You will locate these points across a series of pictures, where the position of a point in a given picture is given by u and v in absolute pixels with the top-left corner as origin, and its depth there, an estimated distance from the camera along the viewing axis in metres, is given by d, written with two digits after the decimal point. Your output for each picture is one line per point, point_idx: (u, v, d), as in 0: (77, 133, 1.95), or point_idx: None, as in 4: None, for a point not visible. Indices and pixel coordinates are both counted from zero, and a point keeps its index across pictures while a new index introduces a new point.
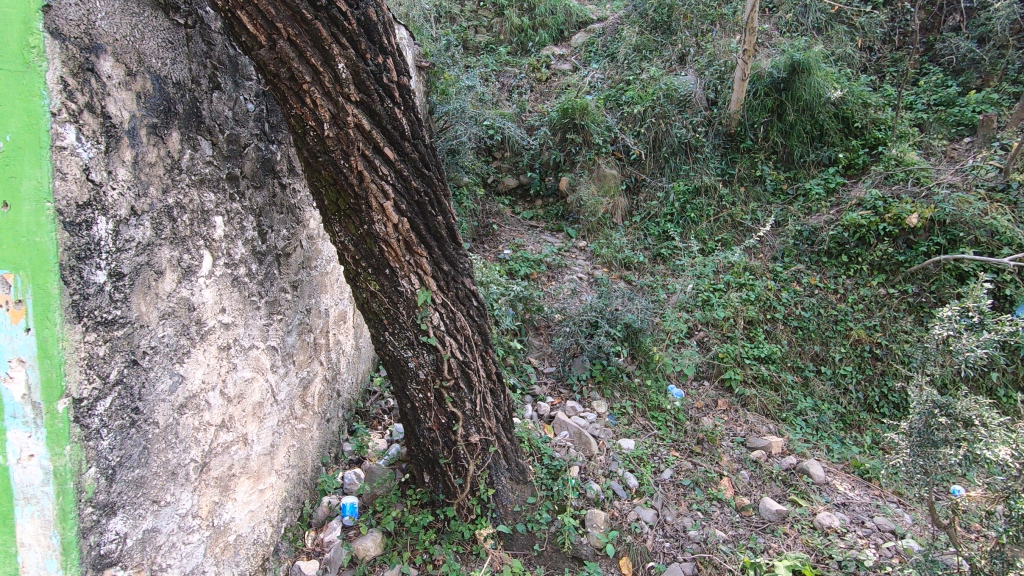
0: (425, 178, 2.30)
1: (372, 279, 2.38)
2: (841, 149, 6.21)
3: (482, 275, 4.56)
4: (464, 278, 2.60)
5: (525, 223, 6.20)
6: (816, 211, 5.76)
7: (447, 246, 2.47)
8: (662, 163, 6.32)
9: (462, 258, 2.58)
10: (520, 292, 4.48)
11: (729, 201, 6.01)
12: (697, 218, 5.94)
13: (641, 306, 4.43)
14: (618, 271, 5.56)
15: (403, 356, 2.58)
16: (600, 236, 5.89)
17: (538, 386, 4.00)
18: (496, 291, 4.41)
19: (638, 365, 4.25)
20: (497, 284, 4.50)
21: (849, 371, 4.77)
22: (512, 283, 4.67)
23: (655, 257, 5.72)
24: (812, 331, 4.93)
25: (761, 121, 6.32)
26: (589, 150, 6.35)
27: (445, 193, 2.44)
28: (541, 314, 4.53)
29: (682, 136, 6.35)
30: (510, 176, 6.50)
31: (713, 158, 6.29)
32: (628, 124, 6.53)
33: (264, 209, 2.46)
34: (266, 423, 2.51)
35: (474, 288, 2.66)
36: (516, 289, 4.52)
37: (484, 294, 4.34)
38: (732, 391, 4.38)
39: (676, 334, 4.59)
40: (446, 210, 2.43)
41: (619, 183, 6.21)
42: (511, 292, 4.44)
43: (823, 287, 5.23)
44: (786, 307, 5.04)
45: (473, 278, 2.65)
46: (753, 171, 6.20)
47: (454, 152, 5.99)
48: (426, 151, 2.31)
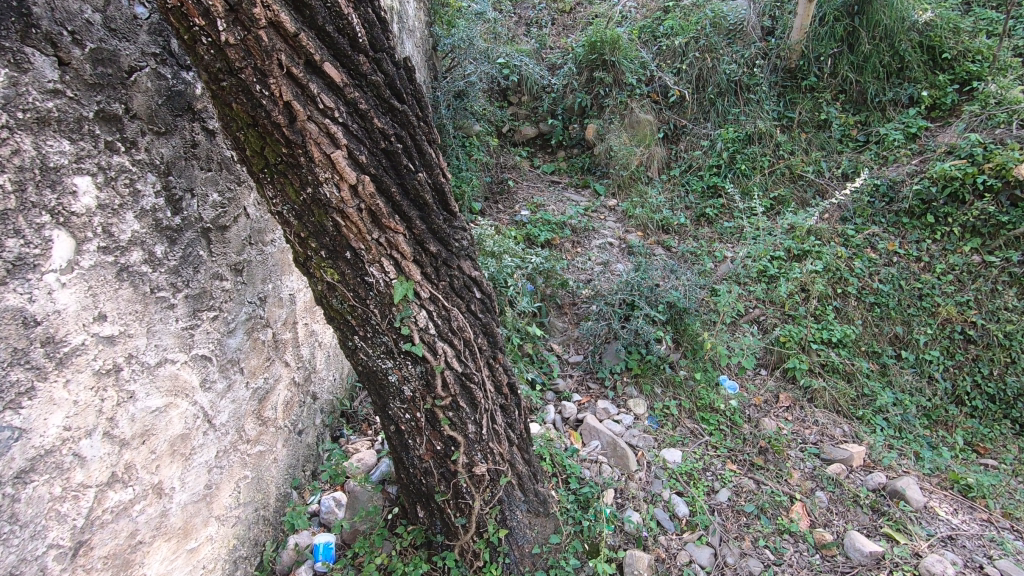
0: (396, 115, 1.52)
1: (328, 265, 1.66)
2: (926, 85, 5.18)
3: (496, 238, 3.77)
4: (462, 261, 1.85)
5: (546, 178, 5.42)
6: (893, 161, 4.84)
7: (436, 216, 1.71)
8: (707, 106, 5.37)
9: (459, 232, 1.83)
10: (541, 263, 3.73)
11: (788, 150, 5.08)
12: (749, 170, 5.03)
13: (686, 282, 3.68)
14: (654, 235, 4.77)
15: (380, 367, 1.89)
16: (632, 193, 5.10)
17: (562, 380, 3.29)
18: (513, 261, 3.63)
19: (683, 353, 3.49)
20: (513, 249, 3.73)
21: (937, 357, 3.99)
22: (531, 252, 3.90)
23: (698, 218, 4.90)
24: (893, 309, 4.09)
25: (828, 53, 5.26)
26: (620, 92, 5.47)
27: (429, 137, 1.66)
28: (568, 288, 3.79)
29: (732, 73, 5.37)
30: (528, 125, 5.68)
31: (769, 99, 5.30)
32: (666, 61, 5.57)
33: (175, 163, 1.72)
34: (195, 460, 1.85)
35: (476, 273, 1.91)
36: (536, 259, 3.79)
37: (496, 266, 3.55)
38: (795, 383, 3.64)
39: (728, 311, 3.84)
40: (432, 163, 1.66)
41: (655, 131, 5.34)
42: (531, 263, 3.69)
43: (904, 253, 4.37)
44: (860, 279, 4.19)
45: (474, 260, 1.90)
46: (817, 114, 5.22)
47: (462, 96, 5.00)
48: (396, 71, 1.52)
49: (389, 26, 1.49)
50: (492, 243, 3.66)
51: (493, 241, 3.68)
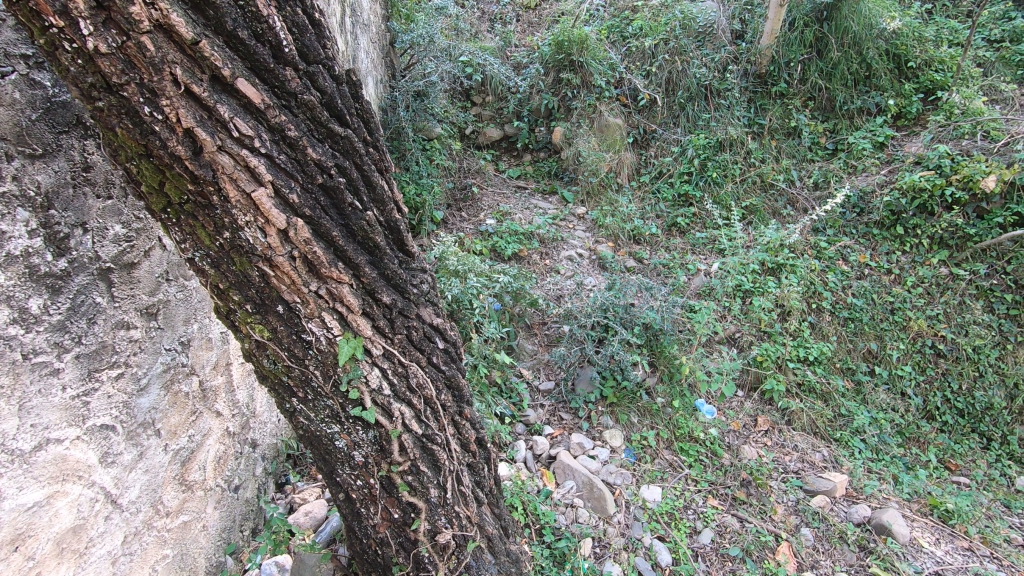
0: (337, 141, 1.23)
1: (255, 321, 1.35)
2: (892, 94, 5.16)
3: (461, 254, 3.48)
4: (422, 309, 1.57)
5: (512, 183, 5.22)
6: (862, 170, 4.80)
7: (390, 260, 1.42)
8: (677, 111, 5.21)
9: (417, 276, 1.55)
10: (509, 283, 3.42)
11: (758, 158, 4.98)
12: (720, 178, 4.89)
13: (664, 303, 3.47)
14: (625, 246, 4.60)
15: (326, 432, 1.60)
16: (602, 201, 4.92)
17: (533, 411, 3.05)
18: (479, 280, 3.32)
19: (660, 378, 3.29)
20: (480, 266, 3.43)
21: (909, 372, 3.95)
22: (498, 268, 3.64)
23: (669, 228, 4.75)
24: (866, 324, 4.01)
25: (798, 59, 5.17)
26: (589, 94, 5.26)
27: (380, 166, 1.37)
28: (538, 307, 3.54)
29: (702, 77, 5.22)
30: (492, 126, 5.45)
31: (739, 104, 5.17)
32: (635, 63, 5.37)
33: (59, 193, 1.38)
34: (95, 554, 1.52)
35: (439, 321, 1.63)
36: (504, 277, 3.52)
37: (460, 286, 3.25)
38: (773, 405, 3.52)
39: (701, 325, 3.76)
40: (384, 198, 1.37)
41: (624, 136, 5.18)
42: (498, 282, 3.39)
43: (875, 266, 4.31)
44: (833, 293, 4.11)
45: (436, 305, 1.63)
46: (787, 121, 5.12)
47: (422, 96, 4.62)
48: (337, 86, 1.22)
49: (324, 31, 1.20)
50: (457, 260, 3.38)
51: (458, 258, 3.39)
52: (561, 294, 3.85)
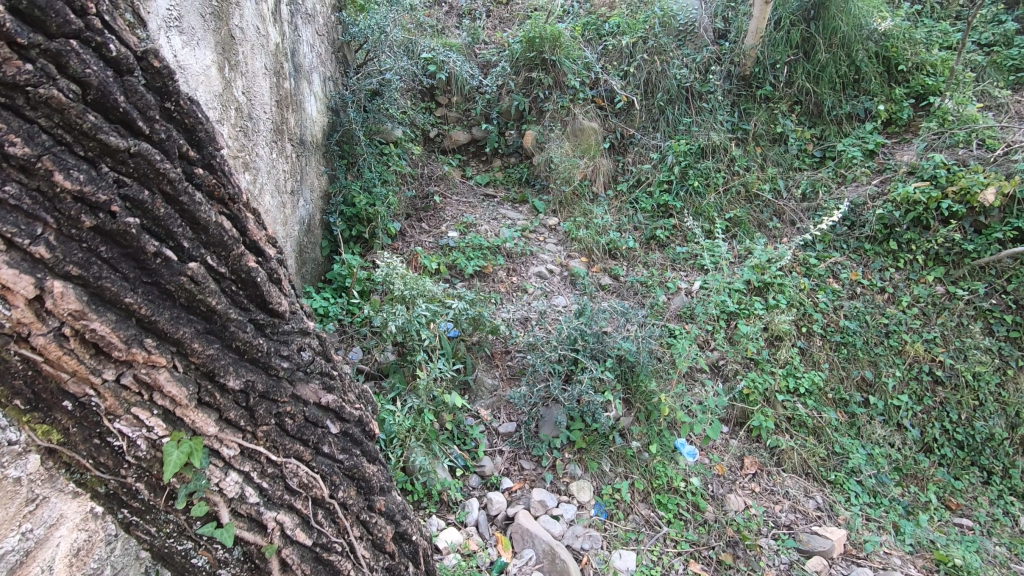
0: (131, 193, 1.03)
1: (39, 421, 1.06)
2: (882, 99, 4.87)
3: (411, 275, 3.06)
4: (289, 389, 1.32)
5: (479, 191, 4.83)
6: (852, 180, 4.50)
7: (228, 330, 1.20)
8: (656, 115, 4.86)
9: (281, 350, 1.31)
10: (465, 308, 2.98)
11: (743, 166, 4.64)
12: (702, 188, 4.54)
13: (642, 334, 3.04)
14: (600, 262, 4.23)
15: (180, 564, 1.20)
16: (575, 211, 4.55)
17: (490, 461, 2.65)
18: (429, 307, 2.89)
19: (636, 417, 2.92)
20: (431, 288, 3.01)
21: (906, 402, 3.62)
22: (454, 289, 3.22)
23: (648, 241, 4.38)
24: (860, 349, 3.68)
25: (785, 60, 4.84)
26: (562, 95, 4.89)
27: (212, 223, 1.17)
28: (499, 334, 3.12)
29: (683, 78, 4.86)
30: (458, 129, 5.04)
31: (722, 108, 4.83)
32: (612, 63, 5.01)
33: None
34: None
35: (316, 401, 1.38)
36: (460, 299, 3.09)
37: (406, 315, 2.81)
38: (761, 443, 3.17)
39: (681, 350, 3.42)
40: (213, 260, 1.17)
41: (600, 140, 4.81)
42: (451, 307, 2.97)
43: (868, 284, 3.99)
44: (824, 315, 3.78)
45: (313, 382, 1.38)
46: (773, 127, 4.79)
47: (378, 95, 4.18)
48: (136, 132, 1.04)
49: (96, 30, 0.97)
50: (406, 282, 2.96)
51: (407, 281, 2.97)
52: (527, 317, 3.46)
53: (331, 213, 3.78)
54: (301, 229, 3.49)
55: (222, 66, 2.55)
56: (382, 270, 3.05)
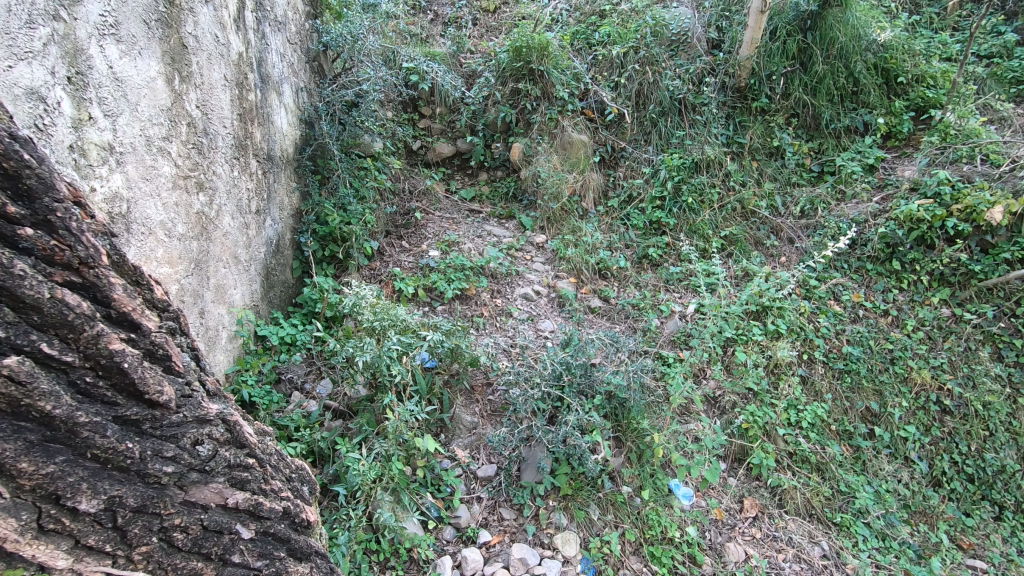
0: None
1: None
2: (881, 112, 4.70)
3: (383, 303, 2.83)
4: (170, 494, 1.30)
5: (464, 207, 4.63)
6: (851, 196, 4.32)
7: (91, 441, 1.15)
8: (648, 127, 4.67)
9: (161, 454, 1.29)
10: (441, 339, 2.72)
11: (738, 181, 4.45)
12: (696, 205, 4.34)
13: (637, 366, 2.77)
14: (589, 282, 4.02)
15: None
16: (564, 228, 4.34)
17: (467, 510, 2.42)
18: (400, 339, 2.64)
19: (627, 458, 2.70)
20: (405, 317, 2.76)
21: (913, 433, 3.42)
22: (431, 317, 2.98)
23: (640, 260, 4.18)
24: (864, 377, 3.48)
25: (781, 71, 4.67)
26: (550, 107, 4.70)
27: (68, 328, 1.13)
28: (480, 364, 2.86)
29: (676, 89, 4.68)
30: (443, 141, 4.83)
31: (717, 120, 4.64)
32: (602, 73, 4.83)
33: None
34: None
35: (202, 502, 1.37)
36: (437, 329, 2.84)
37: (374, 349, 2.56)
38: (762, 481, 2.97)
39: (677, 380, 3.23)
40: (70, 367, 1.13)
41: (590, 154, 4.61)
42: (427, 338, 2.69)
43: (870, 306, 3.79)
44: (826, 341, 3.57)
45: (199, 482, 1.38)
46: (769, 140, 4.61)
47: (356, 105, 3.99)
48: None
49: None
50: (377, 311, 2.74)
51: (379, 310, 2.74)
52: (512, 346, 3.24)
53: (303, 233, 3.54)
54: (268, 251, 3.25)
55: (171, 78, 2.32)
56: (348, 298, 2.78)
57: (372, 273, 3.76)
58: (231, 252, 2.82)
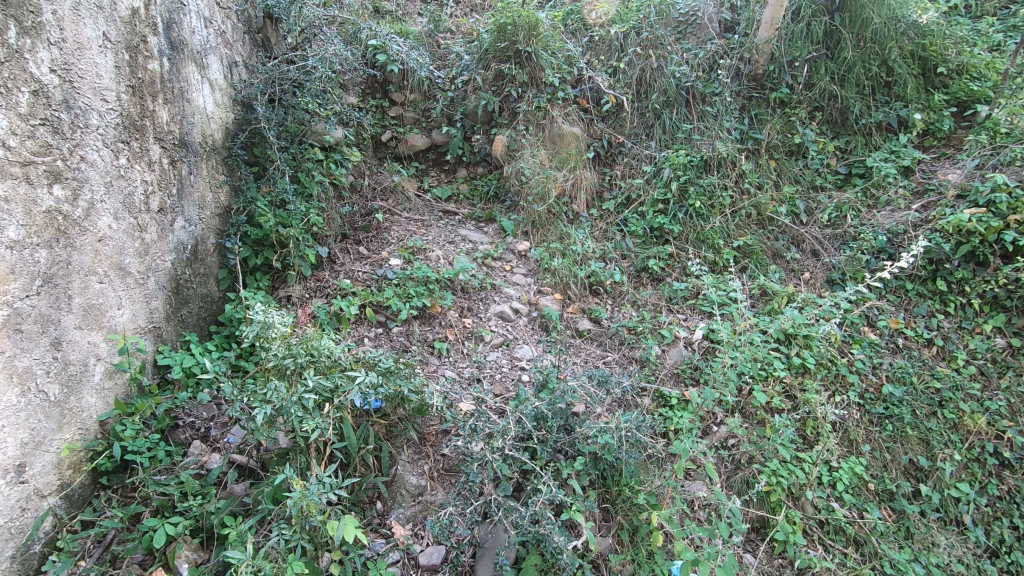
0: None
1: None
2: (919, 106, 4.08)
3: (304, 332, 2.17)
4: None
5: (437, 208, 4.04)
6: (886, 203, 3.71)
7: None
8: (651, 119, 4.06)
9: None
10: (377, 381, 2.05)
11: (753, 184, 3.84)
12: (705, 210, 3.72)
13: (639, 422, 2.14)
14: (578, 299, 3.38)
15: None
16: (550, 234, 3.73)
17: None
18: (317, 384, 1.97)
19: (617, 536, 2.16)
20: (329, 352, 2.08)
21: (967, 494, 2.80)
22: (365, 351, 2.30)
23: (638, 273, 3.56)
24: (908, 424, 2.86)
25: (805, 57, 4.05)
26: (538, 94, 4.07)
27: None
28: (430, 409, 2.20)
29: (683, 76, 4.05)
30: (416, 132, 4.20)
31: (729, 112, 4.02)
32: (599, 57, 4.20)
33: None
34: None
35: None
36: (373, 365, 2.17)
37: (278, 395, 1.90)
38: (786, 561, 2.41)
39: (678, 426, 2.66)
40: None
41: (583, 149, 4.00)
42: (358, 377, 2.03)
43: (911, 334, 3.18)
44: (861, 378, 2.96)
45: None
46: (789, 137, 3.99)
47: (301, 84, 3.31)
48: None
49: None
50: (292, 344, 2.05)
51: (294, 342, 2.06)
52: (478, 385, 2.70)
53: (230, 237, 2.89)
54: (178, 258, 2.63)
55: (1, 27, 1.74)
56: (252, 327, 2.10)
57: (318, 285, 3.16)
58: (115, 261, 2.19)
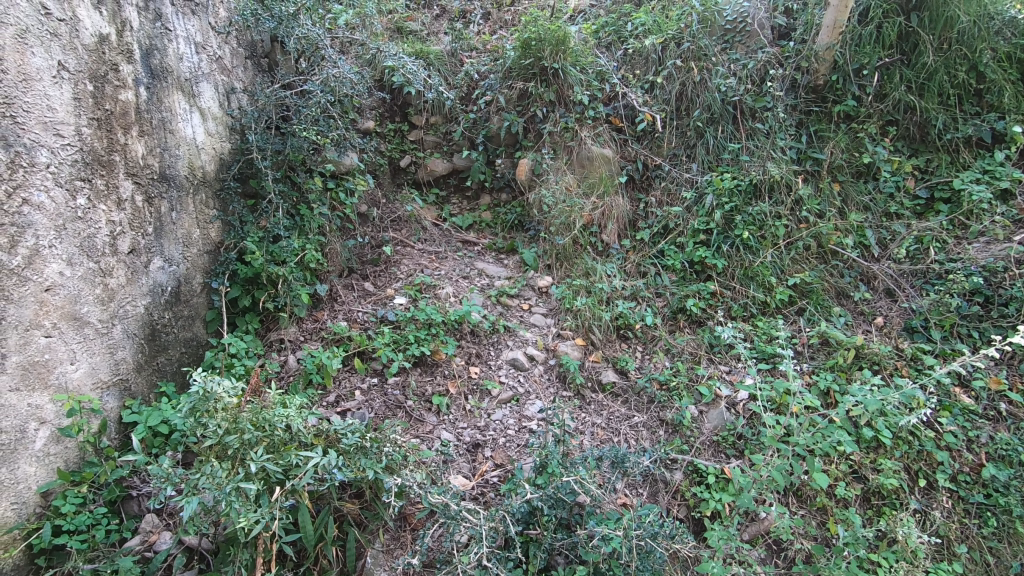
0: None
1: None
2: (1018, 117, 3.44)
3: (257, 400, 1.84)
4: None
5: (456, 237, 3.71)
6: (978, 234, 3.11)
7: None
8: (693, 139, 3.61)
9: None
10: (334, 463, 1.74)
11: (813, 211, 3.32)
12: (756, 242, 3.22)
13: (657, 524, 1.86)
14: (604, 345, 2.95)
15: None
16: (575, 269, 3.32)
17: None
18: (263, 467, 1.66)
19: None
20: (285, 425, 1.77)
21: None
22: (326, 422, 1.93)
23: (674, 315, 3.10)
24: (1018, 518, 2.26)
25: (875, 64, 3.50)
26: (565, 114, 3.71)
27: None
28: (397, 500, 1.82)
29: (729, 90, 3.58)
30: (437, 157, 3.86)
31: (784, 130, 3.53)
32: (634, 72, 3.78)
33: None
34: None
35: None
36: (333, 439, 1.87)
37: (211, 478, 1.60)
38: None
39: (715, 512, 2.21)
40: None
41: (614, 173, 3.59)
42: (307, 459, 1.73)
43: (1019, 398, 2.56)
44: (952, 455, 2.40)
45: None
46: (857, 156, 3.44)
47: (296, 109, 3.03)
48: None
49: None
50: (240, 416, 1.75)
51: (244, 413, 1.76)
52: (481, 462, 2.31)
53: (217, 277, 2.66)
54: (154, 301, 2.40)
55: None
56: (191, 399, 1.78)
57: (314, 327, 2.89)
58: (67, 311, 1.99)
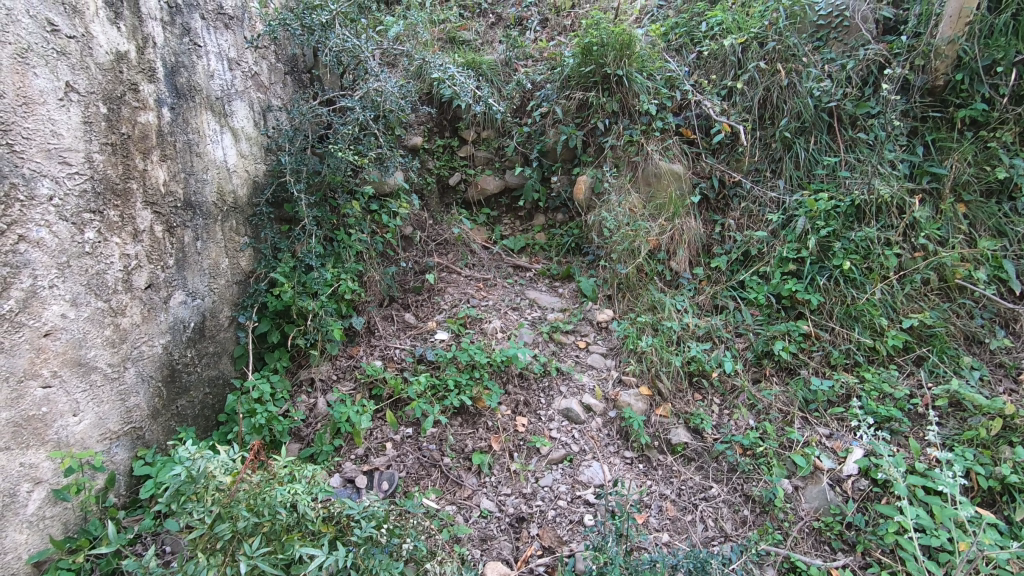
0: None
1: None
2: None
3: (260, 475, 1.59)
4: None
5: (507, 262, 3.39)
6: None
7: None
8: (780, 152, 3.12)
9: None
10: (340, 563, 1.47)
11: (932, 237, 2.78)
12: (859, 275, 2.72)
13: None
14: (674, 396, 2.53)
15: None
16: (639, 302, 2.90)
17: None
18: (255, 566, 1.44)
19: None
20: (288, 507, 1.53)
21: None
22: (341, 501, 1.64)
23: (759, 360, 2.64)
24: None
25: (1012, 59, 2.89)
26: (630, 126, 3.30)
27: None
28: None
29: (825, 95, 3.07)
30: (488, 174, 3.55)
31: (894, 141, 3.00)
32: (709, 77, 3.32)
33: None
34: None
35: None
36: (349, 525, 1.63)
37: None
38: None
39: None
40: None
41: (686, 192, 3.15)
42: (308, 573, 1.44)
43: None
44: None
45: None
46: (988, 170, 2.86)
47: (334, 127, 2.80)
48: None
49: None
50: (236, 498, 1.51)
51: (240, 494, 1.52)
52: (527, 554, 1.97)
53: (245, 311, 2.44)
54: (174, 340, 2.19)
55: None
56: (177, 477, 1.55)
57: (348, 365, 2.63)
58: (69, 358, 1.82)
